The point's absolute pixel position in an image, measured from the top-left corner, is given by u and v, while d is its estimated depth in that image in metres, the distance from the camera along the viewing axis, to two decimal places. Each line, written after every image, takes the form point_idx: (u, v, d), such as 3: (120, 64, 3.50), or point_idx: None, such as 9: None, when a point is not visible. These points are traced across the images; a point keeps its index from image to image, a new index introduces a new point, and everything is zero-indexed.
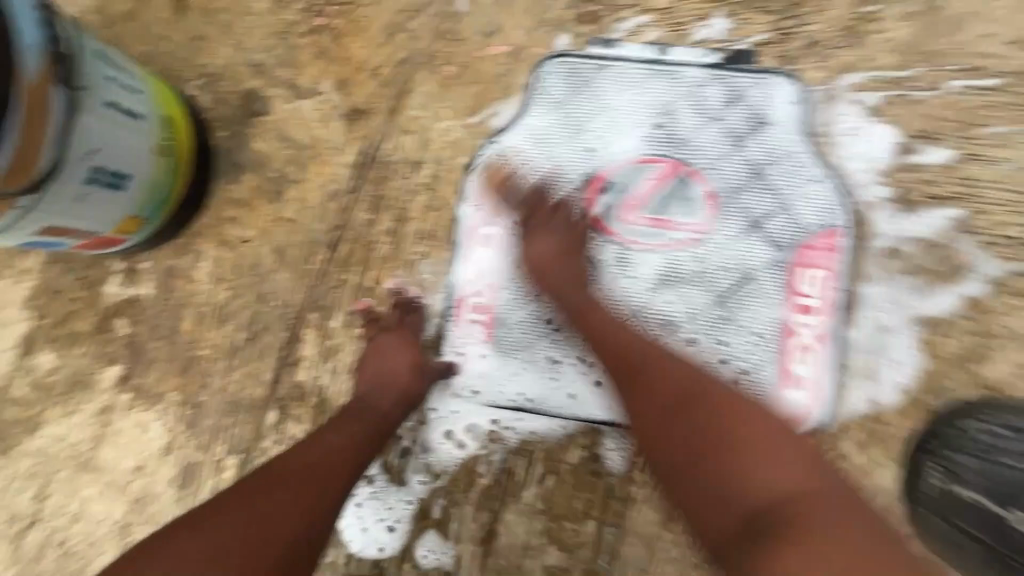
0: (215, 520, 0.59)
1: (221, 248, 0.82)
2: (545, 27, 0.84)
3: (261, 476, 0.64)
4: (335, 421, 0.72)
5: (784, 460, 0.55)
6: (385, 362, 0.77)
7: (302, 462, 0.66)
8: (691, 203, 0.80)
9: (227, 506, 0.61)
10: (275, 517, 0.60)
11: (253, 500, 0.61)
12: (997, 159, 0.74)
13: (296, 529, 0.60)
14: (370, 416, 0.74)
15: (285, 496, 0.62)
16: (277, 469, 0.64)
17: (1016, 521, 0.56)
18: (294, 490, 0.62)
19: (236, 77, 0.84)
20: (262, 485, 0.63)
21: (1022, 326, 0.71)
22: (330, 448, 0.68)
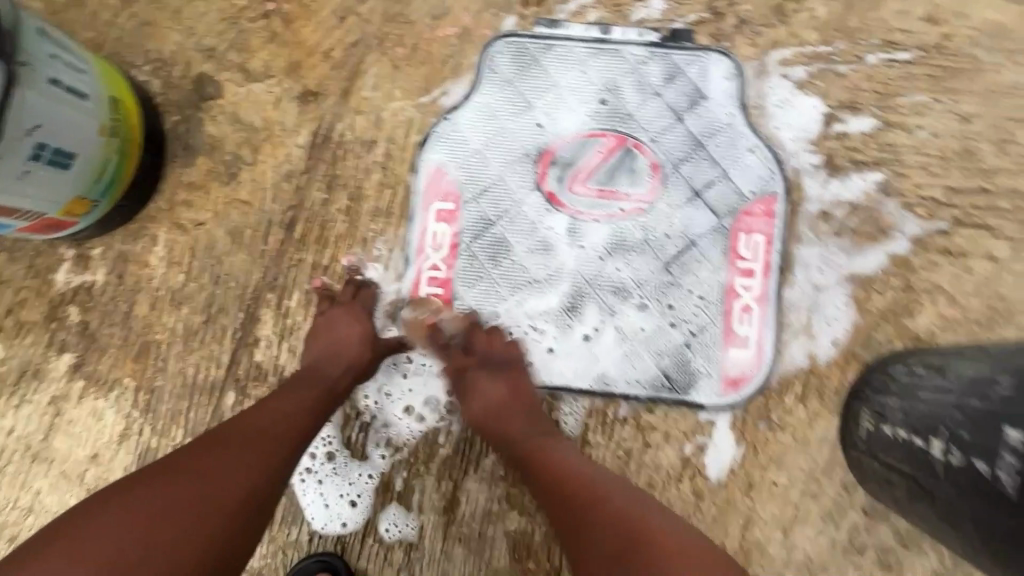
0: (127, 501, 0.50)
1: (176, 231, 0.83)
2: (492, 8, 0.83)
3: (218, 436, 0.56)
4: (272, 396, 0.64)
5: None
6: (332, 336, 0.72)
7: (266, 425, 0.59)
8: (637, 174, 0.80)
9: (151, 484, 0.51)
10: (219, 493, 0.52)
11: (180, 481, 0.51)
12: (913, 126, 0.79)
13: (258, 494, 0.54)
14: (322, 384, 0.67)
15: (231, 473, 0.53)
16: (196, 449, 0.55)
17: (929, 449, 0.57)
18: (245, 463, 0.54)
19: (187, 63, 0.84)
20: (188, 462, 0.53)
21: (941, 280, 0.77)
22: (275, 412, 0.61)
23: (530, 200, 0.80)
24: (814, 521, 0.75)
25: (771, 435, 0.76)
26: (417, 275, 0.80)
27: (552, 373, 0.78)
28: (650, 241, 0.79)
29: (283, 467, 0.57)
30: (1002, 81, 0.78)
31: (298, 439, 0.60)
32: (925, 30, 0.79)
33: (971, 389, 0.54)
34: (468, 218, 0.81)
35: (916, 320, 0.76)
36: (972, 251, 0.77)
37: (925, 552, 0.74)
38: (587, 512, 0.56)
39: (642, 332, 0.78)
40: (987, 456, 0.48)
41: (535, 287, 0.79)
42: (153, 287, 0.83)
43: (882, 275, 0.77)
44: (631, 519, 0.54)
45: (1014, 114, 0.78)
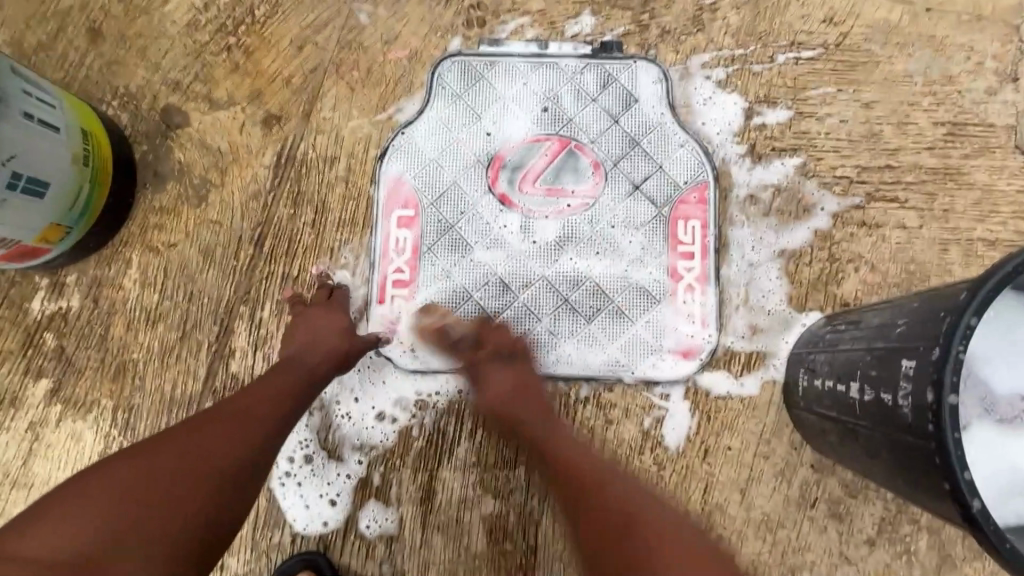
0: (117, 476, 0.55)
1: (149, 253, 0.87)
2: (438, 32, 0.90)
3: (204, 418, 0.62)
4: (256, 381, 0.69)
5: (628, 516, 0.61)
6: (309, 330, 0.76)
7: (247, 409, 0.64)
8: (580, 172, 0.87)
9: (142, 458, 0.56)
10: (204, 462, 0.57)
11: (170, 453, 0.57)
12: (823, 115, 0.87)
13: (239, 467, 0.59)
14: (302, 370, 0.71)
15: (216, 447, 0.59)
16: (184, 428, 0.60)
17: (849, 392, 0.63)
18: (229, 438, 0.60)
19: (155, 97, 0.90)
20: (176, 439, 0.59)
21: (861, 249, 0.84)
22: (257, 394, 0.66)
23: (484, 203, 0.87)
24: (769, 480, 0.80)
25: (722, 402, 0.82)
26: (384, 279, 0.85)
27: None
28: (598, 232, 0.85)
29: (265, 441, 0.62)
30: (896, 71, 0.88)
31: (280, 419, 0.65)
32: (825, 31, 0.89)
33: (879, 333, 0.60)
34: (427, 223, 0.86)
35: (843, 287, 0.84)
36: (885, 222, 0.85)
37: (871, 500, 0.79)
38: (563, 468, 0.67)
39: (596, 318, 0.84)
40: (890, 388, 0.54)
41: (493, 281, 0.85)
42: (128, 308, 0.86)
43: (808, 249, 0.84)
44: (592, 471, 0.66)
45: (910, 99, 0.87)
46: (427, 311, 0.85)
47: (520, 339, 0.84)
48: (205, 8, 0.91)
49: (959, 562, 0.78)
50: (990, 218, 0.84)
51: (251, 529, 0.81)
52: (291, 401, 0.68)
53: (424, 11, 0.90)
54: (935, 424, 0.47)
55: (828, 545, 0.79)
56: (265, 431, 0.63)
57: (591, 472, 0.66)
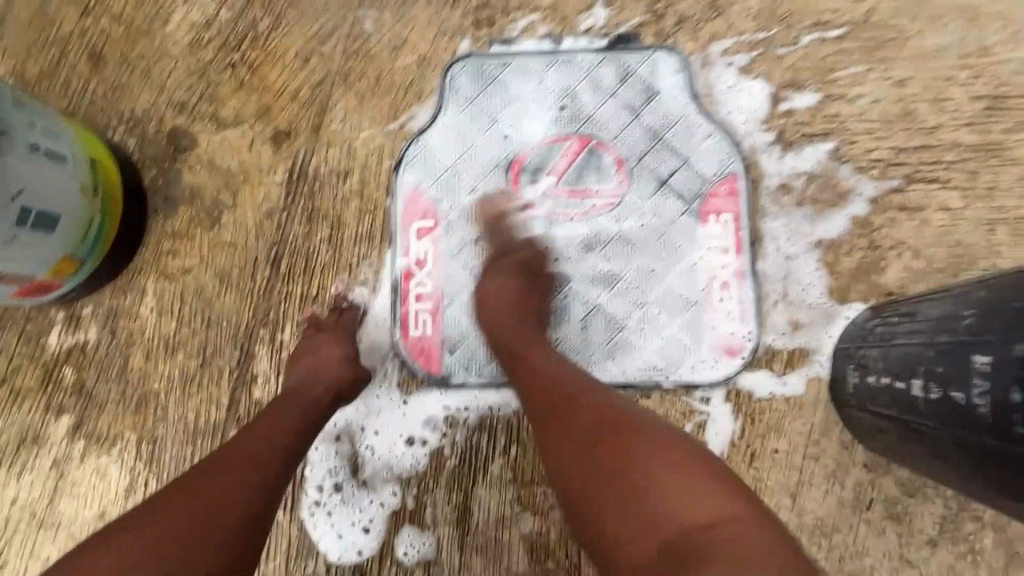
0: (133, 527, 0.52)
1: (164, 280, 0.85)
2: (447, 35, 0.87)
3: (215, 457, 0.60)
4: (265, 412, 0.68)
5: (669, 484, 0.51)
6: (314, 363, 0.74)
7: (259, 439, 0.63)
8: (603, 171, 0.83)
9: (161, 502, 0.55)
10: (224, 492, 0.56)
11: (186, 492, 0.55)
12: (854, 96, 0.83)
13: (260, 493, 0.58)
14: (305, 401, 0.70)
15: (234, 475, 0.58)
16: (198, 467, 0.59)
17: (910, 390, 0.59)
18: (243, 464, 0.59)
19: (161, 119, 0.87)
20: (193, 477, 0.57)
21: (904, 235, 0.80)
22: (266, 426, 0.65)
23: (507, 208, 0.83)
24: (820, 483, 0.77)
25: (766, 404, 0.78)
26: (407, 292, 0.83)
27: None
28: (627, 232, 0.82)
29: (280, 465, 0.61)
30: (929, 46, 0.84)
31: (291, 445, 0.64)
32: (851, 8, 0.85)
33: (942, 326, 0.57)
34: (448, 233, 0.84)
35: (886, 276, 0.80)
36: (927, 205, 0.81)
37: (930, 498, 0.76)
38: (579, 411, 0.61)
39: (630, 320, 0.81)
40: (961, 386, 0.51)
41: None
42: (146, 338, 0.84)
43: (846, 238, 0.81)
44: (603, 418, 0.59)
45: (945, 74, 0.83)
46: (453, 323, 0.82)
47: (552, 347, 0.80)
48: (206, 25, 0.89)
49: None
50: None
51: (285, 560, 0.79)
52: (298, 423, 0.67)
53: (431, 14, 0.87)
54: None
55: (887, 547, 0.75)
56: (279, 453, 0.62)
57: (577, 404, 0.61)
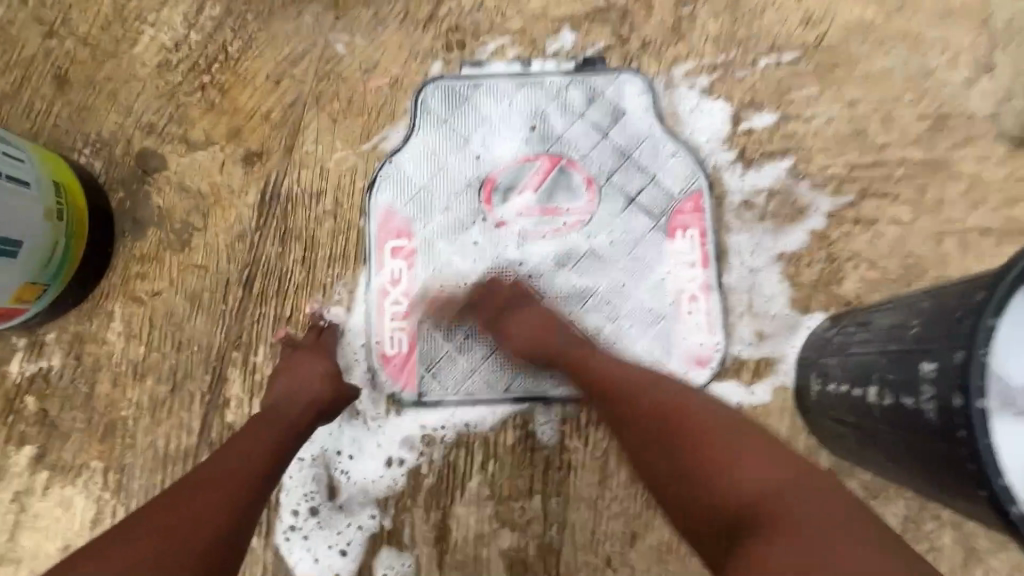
0: (119, 540, 0.52)
1: (132, 304, 0.83)
2: (418, 58, 0.89)
3: (195, 472, 0.60)
4: (244, 429, 0.67)
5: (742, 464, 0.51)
6: (297, 376, 0.74)
7: (240, 453, 0.62)
8: (574, 190, 0.85)
9: (140, 518, 0.54)
10: (207, 503, 0.56)
11: (169, 504, 0.55)
12: (809, 115, 0.88)
13: (240, 505, 0.57)
14: (284, 419, 0.69)
15: (214, 490, 0.57)
16: (179, 482, 0.58)
17: (867, 397, 0.61)
18: (223, 480, 0.59)
19: (129, 141, 0.87)
20: (174, 491, 0.57)
21: (859, 247, 0.84)
22: (245, 441, 0.64)
23: (480, 226, 0.85)
24: None
25: (735, 413, 0.81)
26: (381, 311, 0.83)
27: (522, 385, 0.81)
28: (597, 249, 0.84)
29: (262, 477, 0.61)
30: (875, 69, 0.89)
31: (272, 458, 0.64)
32: (803, 33, 0.90)
33: (894, 335, 0.60)
34: (422, 251, 0.84)
35: (844, 286, 0.83)
36: (879, 219, 0.85)
37: (892, 499, 0.79)
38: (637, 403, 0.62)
39: (603, 335, 0.82)
40: (911, 392, 0.53)
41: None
42: (113, 363, 0.82)
43: (806, 251, 0.84)
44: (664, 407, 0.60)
45: (891, 95, 0.88)
46: (428, 342, 0.82)
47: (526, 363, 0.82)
48: (175, 48, 0.89)
49: (984, 554, 0.77)
50: (980, 207, 0.85)
51: None
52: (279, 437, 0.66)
53: (402, 37, 0.89)
54: (967, 429, 0.46)
55: None
56: (260, 468, 0.62)
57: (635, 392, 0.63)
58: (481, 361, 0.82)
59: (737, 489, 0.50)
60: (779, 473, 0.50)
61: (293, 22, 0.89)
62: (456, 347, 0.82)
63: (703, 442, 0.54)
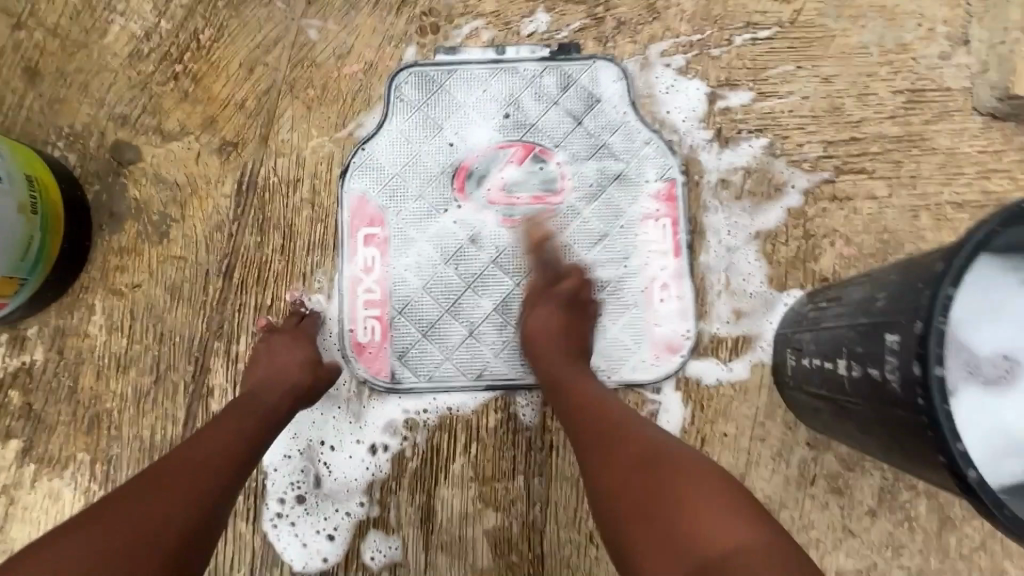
0: (97, 520, 0.52)
1: (112, 297, 0.83)
2: (392, 42, 0.88)
3: (173, 454, 0.60)
4: (226, 410, 0.68)
5: (714, 515, 0.50)
6: (280, 361, 0.75)
7: (220, 437, 0.63)
8: (547, 177, 0.86)
9: (126, 494, 0.55)
10: (188, 488, 0.56)
11: (150, 486, 0.55)
12: (785, 92, 0.88)
13: (221, 488, 0.59)
14: (263, 405, 0.69)
15: (205, 465, 0.59)
16: (169, 456, 0.60)
17: (838, 369, 0.62)
18: (213, 456, 0.60)
19: (103, 133, 0.86)
20: (154, 473, 0.57)
21: (836, 224, 0.85)
22: (224, 425, 0.65)
23: (453, 215, 0.85)
24: (767, 463, 0.80)
25: (714, 390, 0.82)
26: (355, 301, 0.83)
27: (493, 373, 0.82)
28: (569, 237, 0.85)
29: (241, 461, 0.62)
30: (852, 44, 0.89)
31: (251, 442, 0.65)
32: (779, 9, 0.89)
33: (861, 308, 0.60)
34: (395, 242, 0.84)
35: (821, 263, 0.84)
36: (856, 194, 0.85)
37: (868, 471, 0.80)
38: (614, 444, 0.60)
39: None
40: (877, 362, 0.54)
41: (466, 295, 0.83)
42: (96, 356, 0.82)
43: (782, 228, 0.85)
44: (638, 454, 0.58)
45: (867, 70, 0.88)
46: (402, 333, 0.83)
47: (499, 353, 0.82)
48: (146, 37, 0.88)
49: (958, 522, 0.79)
50: (956, 181, 0.85)
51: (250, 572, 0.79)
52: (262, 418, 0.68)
53: (375, 22, 0.88)
54: (925, 396, 0.47)
55: (831, 520, 0.80)
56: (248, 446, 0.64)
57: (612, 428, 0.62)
58: (455, 351, 0.82)
59: (710, 545, 0.48)
60: (743, 530, 0.49)
61: (264, 8, 0.88)
62: (430, 339, 0.83)
63: (668, 508, 0.52)
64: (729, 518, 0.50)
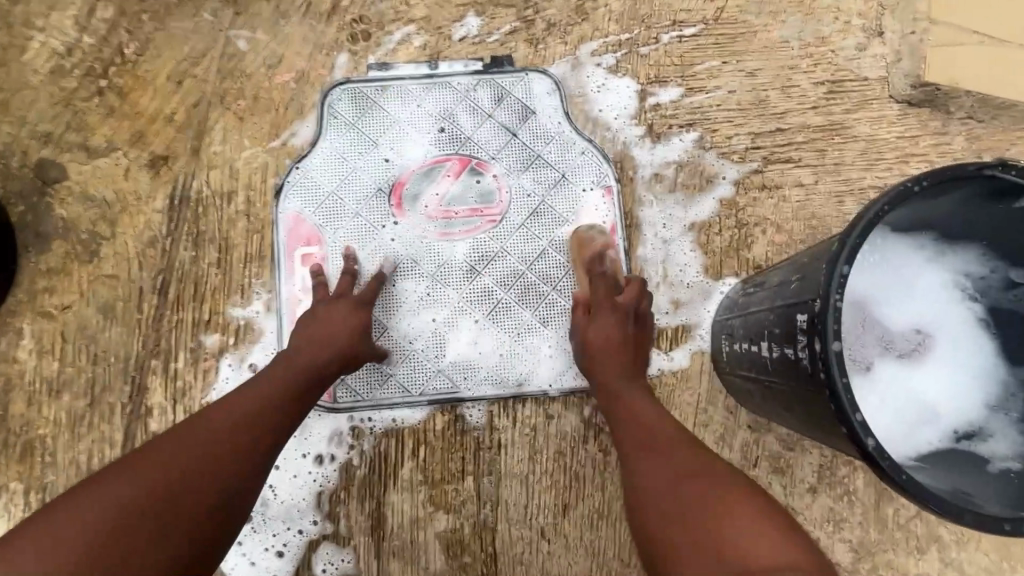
0: (130, 482, 0.54)
1: (41, 319, 0.81)
2: (323, 51, 0.88)
3: (207, 424, 0.60)
4: (264, 375, 0.69)
5: (753, 532, 0.48)
6: (325, 325, 0.75)
7: (244, 417, 0.63)
8: (484, 191, 0.87)
9: (160, 458, 0.56)
10: (211, 469, 0.57)
11: (180, 458, 0.57)
12: (712, 88, 0.90)
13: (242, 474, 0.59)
14: (308, 369, 0.70)
15: (227, 452, 0.59)
16: (204, 422, 0.61)
17: (762, 351, 0.64)
18: (218, 453, 0.58)
19: (26, 152, 0.84)
20: (182, 441, 0.58)
21: (766, 211, 0.88)
22: (255, 398, 0.65)
23: (390, 231, 0.85)
24: (711, 448, 0.83)
25: (656, 380, 0.84)
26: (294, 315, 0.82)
27: (437, 389, 0.82)
28: (506, 248, 0.86)
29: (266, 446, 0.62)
30: (773, 38, 0.92)
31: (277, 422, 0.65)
32: (703, 7, 0.92)
33: (778, 291, 0.63)
34: (331, 261, 0.84)
35: (754, 251, 0.87)
36: (784, 183, 0.88)
37: (807, 449, 0.83)
38: (669, 453, 0.59)
39: (517, 334, 0.83)
40: (791, 342, 0.57)
41: (407, 312, 0.84)
42: (27, 382, 0.80)
43: (716, 219, 0.87)
44: (685, 468, 0.57)
45: (789, 63, 0.91)
46: None
47: (442, 369, 0.82)
48: (67, 53, 0.86)
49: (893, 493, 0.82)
50: (876, 166, 0.89)
51: None
52: (282, 411, 0.66)
53: (305, 30, 0.88)
54: (826, 373, 0.49)
55: (775, 499, 0.82)
56: (259, 442, 0.62)
57: (664, 437, 0.61)
58: (397, 369, 0.82)
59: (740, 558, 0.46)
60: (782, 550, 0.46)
61: (191, 20, 0.87)
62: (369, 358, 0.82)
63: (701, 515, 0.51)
64: (761, 528, 0.49)
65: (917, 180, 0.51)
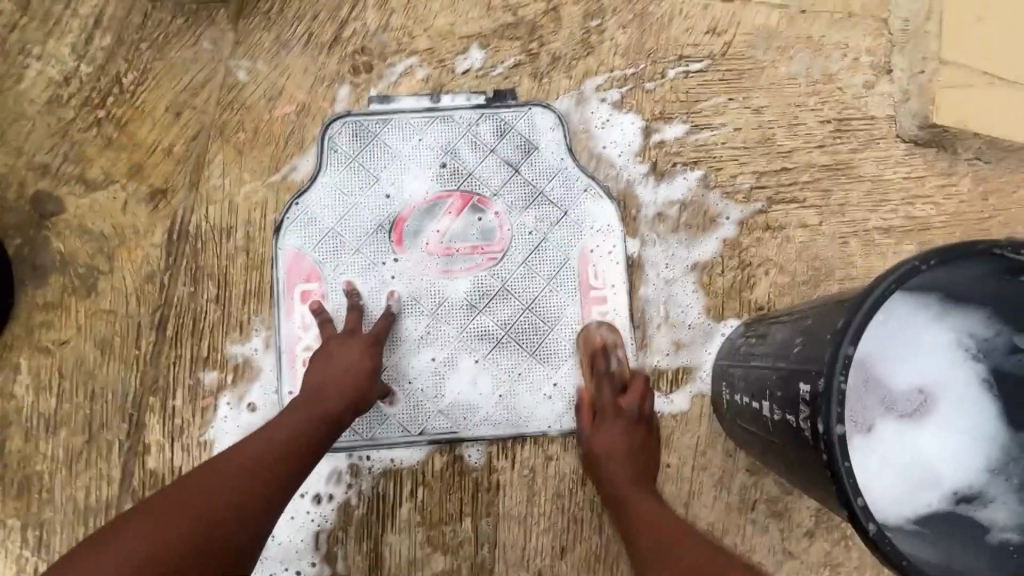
0: (144, 529, 0.55)
1: (38, 354, 0.81)
2: (324, 83, 0.86)
3: (218, 468, 0.62)
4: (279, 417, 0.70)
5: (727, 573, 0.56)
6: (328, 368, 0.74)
7: (254, 458, 0.64)
8: (486, 228, 0.86)
9: (172, 504, 0.57)
10: (219, 512, 0.58)
11: (190, 502, 0.58)
12: (718, 125, 0.89)
13: (249, 516, 0.59)
14: (319, 412, 0.70)
15: (236, 493, 0.60)
16: (216, 466, 0.62)
17: (763, 410, 0.64)
18: (229, 495, 0.59)
19: (23, 184, 0.83)
20: (195, 485, 0.60)
21: (769, 252, 0.87)
22: (267, 440, 0.66)
23: (391, 268, 0.84)
24: (709, 491, 0.83)
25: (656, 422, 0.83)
26: (294, 354, 0.81)
27: (436, 428, 0.82)
28: (508, 286, 0.85)
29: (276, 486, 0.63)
30: (781, 74, 0.90)
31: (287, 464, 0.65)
32: (710, 42, 0.90)
33: (781, 351, 0.62)
34: (331, 297, 0.83)
35: (756, 292, 0.86)
36: (788, 223, 0.88)
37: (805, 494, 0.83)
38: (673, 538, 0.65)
39: (517, 373, 0.83)
40: (793, 410, 0.57)
41: (409, 351, 0.83)
42: (23, 417, 0.80)
43: (719, 259, 0.87)
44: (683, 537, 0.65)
45: (796, 101, 0.90)
46: None
47: (442, 407, 0.82)
48: (64, 82, 0.84)
49: None
50: (881, 207, 0.88)
51: None
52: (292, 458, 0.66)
53: (306, 61, 0.87)
54: (829, 453, 0.50)
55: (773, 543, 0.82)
56: (272, 483, 0.63)
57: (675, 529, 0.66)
58: (396, 408, 0.82)
59: None
60: None
61: (190, 49, 0.86)
62: None
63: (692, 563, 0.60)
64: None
65: (924, 258, 0.50)
